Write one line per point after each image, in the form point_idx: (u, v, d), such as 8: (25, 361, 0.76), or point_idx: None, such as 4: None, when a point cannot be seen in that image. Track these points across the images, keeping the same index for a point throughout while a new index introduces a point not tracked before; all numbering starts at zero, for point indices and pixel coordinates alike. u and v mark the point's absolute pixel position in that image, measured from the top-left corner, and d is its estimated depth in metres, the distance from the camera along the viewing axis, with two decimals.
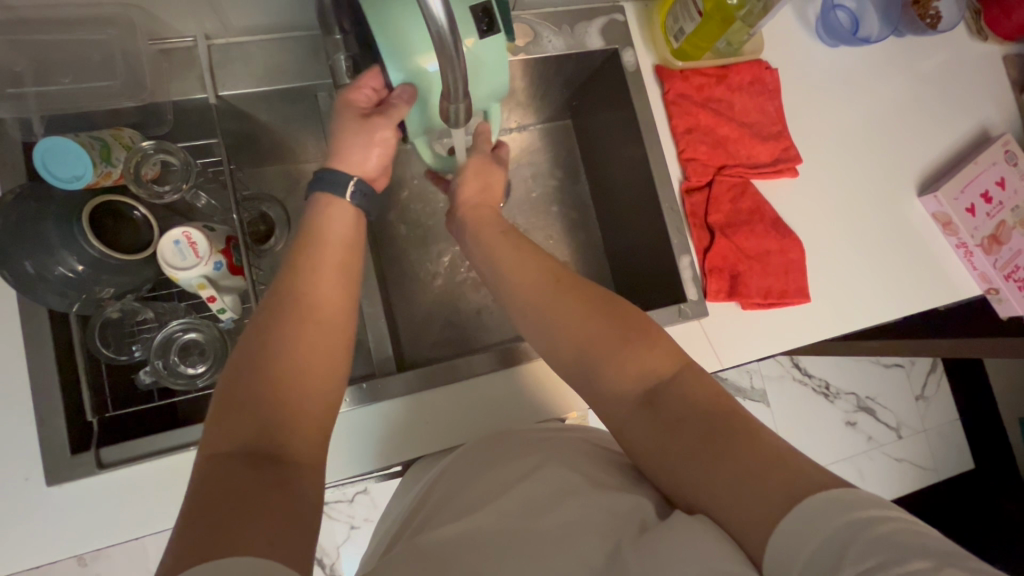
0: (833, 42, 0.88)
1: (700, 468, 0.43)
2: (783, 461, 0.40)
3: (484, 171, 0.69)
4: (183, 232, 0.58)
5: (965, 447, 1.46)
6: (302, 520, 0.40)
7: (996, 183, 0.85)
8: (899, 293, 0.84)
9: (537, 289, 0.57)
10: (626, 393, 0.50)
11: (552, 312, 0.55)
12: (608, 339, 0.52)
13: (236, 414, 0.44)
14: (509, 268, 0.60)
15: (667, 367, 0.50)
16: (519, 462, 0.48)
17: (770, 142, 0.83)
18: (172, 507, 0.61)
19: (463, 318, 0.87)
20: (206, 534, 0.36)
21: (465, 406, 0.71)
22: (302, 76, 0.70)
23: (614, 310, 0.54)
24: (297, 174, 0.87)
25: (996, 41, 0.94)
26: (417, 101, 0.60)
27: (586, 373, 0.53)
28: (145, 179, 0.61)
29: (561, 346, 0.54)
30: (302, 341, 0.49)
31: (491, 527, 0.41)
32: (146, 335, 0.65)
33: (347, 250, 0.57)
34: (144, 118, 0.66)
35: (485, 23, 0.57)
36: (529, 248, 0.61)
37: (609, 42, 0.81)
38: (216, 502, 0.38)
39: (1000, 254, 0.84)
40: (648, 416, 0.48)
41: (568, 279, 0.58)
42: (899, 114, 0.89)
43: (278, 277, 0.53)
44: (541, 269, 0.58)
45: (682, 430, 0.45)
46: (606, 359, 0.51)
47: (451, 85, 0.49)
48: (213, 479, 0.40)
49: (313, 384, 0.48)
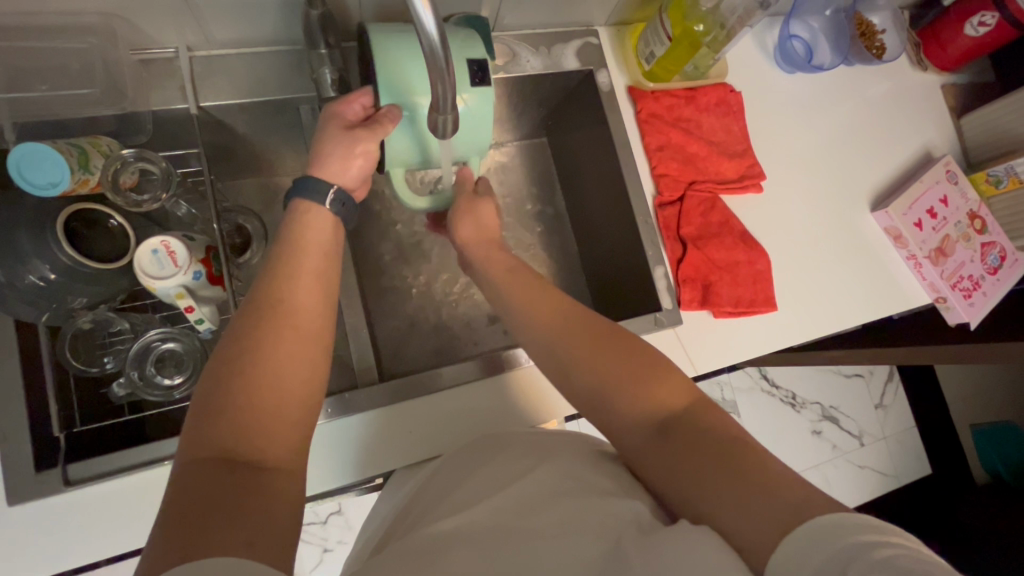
0: (789, 69, 0.95)
1: (705, 486, 0.44)
2: (797, 486, 0.42)
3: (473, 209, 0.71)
4: (161, 241, 0.58)
5: (922, 453, 1.53)
6: (277, 525, 0.39)
7: (939, 200, 0.93)
8: (857, 300, 0.89)
9: (554, 326, 0.58)
10: (645, 424, 0.50)
11: (571, 344, 0.56)
12: (622, 366, 0.53)
13: (212, 420, 0.42)
14: (529, 299, 0.62)
15: (681, 403, 0.51)
16: (513, 465, 0.48)
17: (736, 159, 0.87)
18: (147, 523, 0.59)
19: (444, 330, 0.88)
20: (180, 541, 0.35)
21: (445, 415, 0.71)
22: (285, 89, 0.71)
23: (632, 344, 0.55)
24: (275, 187, 0.87)
25: (935, 72, 1.03)
26: (405, 120, 0.64)
27: (599, 401, 0.53)
28: (123, 188, 0.60)
29: (577, 376, 0.55)
30: (282, 349, 0.47)
31: (490, 521, 0.42)
32: (120, 346, 0.64)
33: (326, 256, 0.56)
34: (121, 127, 0.66)
35: (478, 75, 0.64)
36: (540, 285, 0.64)
37: (584, 63, 0.85)
38: (197, 508, 0.37)
39: (946, 265, 0.91)
40: (664, 445, 0.49)
41: (584, 314, 0.59)
42: (851, 136, 0.96)
43: (258, 281, 0.51)
44: (561, 306, 0.60)
45: (693, 456, 0.46)
46: (632, 392, 0.51)
47: (441, 94, 0.50)
48: (191, 483, 0.39)
49: (294, 389, 0.46)
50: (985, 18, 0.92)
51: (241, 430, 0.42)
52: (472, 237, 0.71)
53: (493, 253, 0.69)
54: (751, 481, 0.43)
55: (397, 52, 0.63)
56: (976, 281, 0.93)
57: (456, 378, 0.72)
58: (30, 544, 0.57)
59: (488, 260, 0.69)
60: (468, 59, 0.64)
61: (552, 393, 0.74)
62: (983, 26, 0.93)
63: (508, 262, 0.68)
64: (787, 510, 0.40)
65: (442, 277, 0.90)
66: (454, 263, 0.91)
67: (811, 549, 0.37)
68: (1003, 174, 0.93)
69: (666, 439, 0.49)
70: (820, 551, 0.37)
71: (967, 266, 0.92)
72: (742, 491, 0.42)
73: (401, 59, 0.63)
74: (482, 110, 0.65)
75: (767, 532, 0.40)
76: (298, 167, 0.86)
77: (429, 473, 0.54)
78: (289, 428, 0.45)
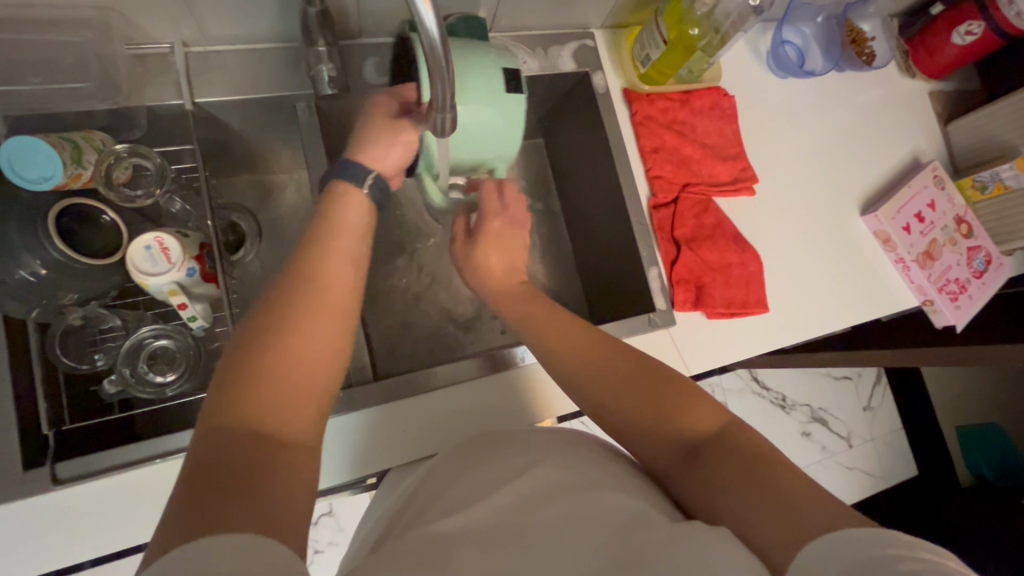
0: (781, 74, 0.96)
1: (729, 494, 0.46)
2: (813, 495, 0.43)
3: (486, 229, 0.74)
4: (155, 237, 0.58)
5: (909, 455, 1.55)
6: (296, 505, 0.39)
7: (927, 205, 0.95)
8: (849, 303, 0.90)
9: (579, 347, 0.60)
10: (676, 443, 0.51)
11: (595, 364, 0.58)
12: (646, 383, 0.55)
13: (245, 385, 0.43)
14: (557, 323, 0.64)
15: (711, 425, 0.51)
16: (512, 462, 0.49)
17: (729, 162, 0.88)
18: (136, 522, 0.59)
19: (438, 329, 0.88)
20: (201, 511, 0.35)
21: (441, 414, 0.71)
22: (281, 86, 0.70)
23: (657, 367, 0.56)
24: (270, 185, 0.87)
25: (923, 79, 1.05)
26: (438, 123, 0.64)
27: (624, 420, 0.54)
28: (116, 183, 0.60)
29: (599, 391, 0.56)
30: (310, 327, 0.48)
31: (492, 519, 0.43)
32: (111, 344, 0.63)
33: (355, 244, 0.58)
34: (116, 121, 0.65)
35: (514, 83, 0.66)
36: (562, 315, 0.66)
37: (580, 65, 0.86)
38: (217, 479, 0.37)
39: (934, 268, 0.93)
40: (694, 468, 0.49)
41: (606, 339, 0.61)
42: (842, 141, 0.97)
43: (297, 259, 0.54)
44: (585, 332, 0.63)
45: (718, 469, 0.48)
46: (661, 413, 0.52)
47: (439, 95, 0.51)
48: (212, 453, 0.38)
49: (316, 372, 0.47)
50: (972, 27, 0.94)
51: (270, 401, 0.43)
52: (497, 269, 0.74)
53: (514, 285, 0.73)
54: (776, 488, 0.44)
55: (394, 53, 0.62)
56: (962, 284, 0.95)
57: (452, 376, 0.72)
58: (16, 544, 0.56)
59: (511, 296, 0.72)
60: (504, 69, 0.66)
61: (547, 393, 0.74)
62: (969, 35, 0.94)
63: (533, 297, 0.70)
64: (810, 514, 0.42)
65: (436, 278, 0.90)
66: (448, 263, 0.91)
67: (834, 557, 0.38)
68: (989, 180, 0.96)
69: (694, 457, 0.50)
70: (844, 559, 0.37)
71: (954, 270, 0.94)
72: (767, 500, 0.44)
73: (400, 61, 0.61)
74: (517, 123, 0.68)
75: (792, 533, 0.41)
76: (293, 165, 0.86)
77: (428, 471, 0.54)
78: (310, 411, 0.45)
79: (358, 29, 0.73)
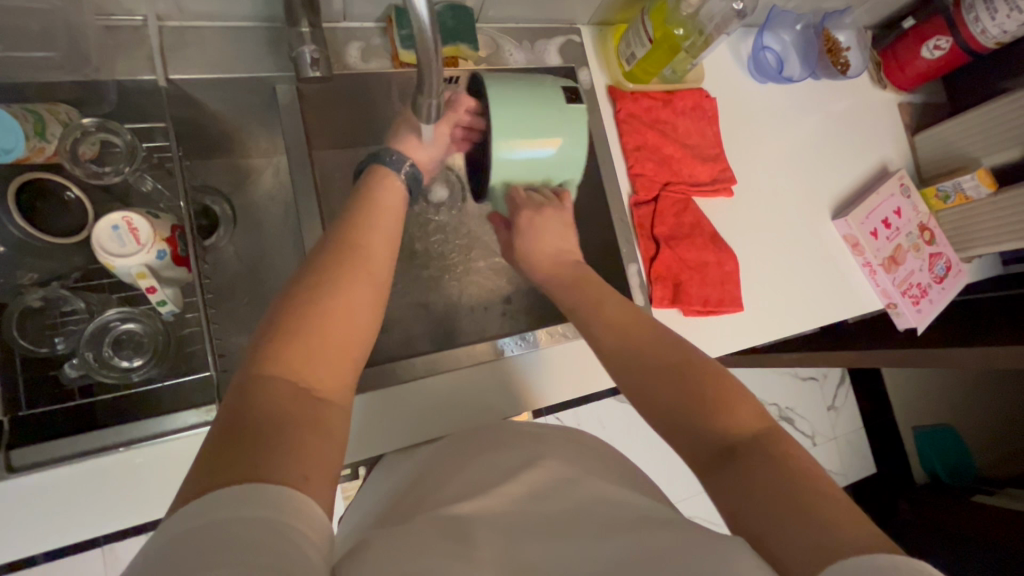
0: (761, 79, 0.98)
1: (755, 491, 0.45)
2: (846, 512, 0.42)
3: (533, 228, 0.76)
4: (123, 217, 0.56)
5: (869, 453, 1.61)
6: (327, 466, 0.39)
7: (893, 212, 0.99)
8: (819, 303, 0.93)
9: (638, 330, 0.61)
10: (714, 435, 0.50)
11: (646, 349, 0.59)
12: (695, 374, 0.54)
13: (288, 341, 0.43)
14: (611, 315, 0.64)
15: (754, 427, 0.50)
16: (518, 454, 0.51)
17: (710, 163, 0.90)
18: (102, 509, 0.59)
19: (418, 323, 0.86)
20: (234, 459, 0.35)
21: (420, 407, 0.71)
22: (260, 66, 0.68)
23: (703, 364, 0.56)
24: (245, 169, 0.84)
25: (893, 91, 1.08)
26: (518, 144, 0.69)
27: (665, 404, 0.54)
28: (82, 159, 0.58)
29: (648, 373, 0.56)
30: (353, 296, 0.49)
31: (478, 515, 0.42)
32: (73, 327, 0.60)
33: (392, 215, 0.60)
34: (84, 95, 0.62)
35: (572, 94, 0.71)
36: (618, 303, 0.66)
37: (566, 60, 0.86)
38: (250, 429, 0.37)
39: (897, 273, 0.97)
40: (724, 466, 0.48)
41: (657, 332, 0.61)
42: (816, 146, 1.00)
43: (335, 228, 0.55)
44: (641, 319, 0.63)
45: (751, 471, 0.46)
46: (707, 409, 0.51)
47: (428, 78, 0.50)
48: (250, 400, 0.39)
49: (350, 332, 0.47)
50: (940, 42, 0.98)
51: (308, 361, 0.43)
52: (546, 259, 0.76)
53: (560, 274, 0.75)
54: (808, 500, 0.43)
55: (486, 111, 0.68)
56: (923, 289, 0.99)
57: (430, 368, 0.71)
58: None
59: (562, 279, 0.74)
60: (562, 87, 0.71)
61: (529, 387, 0.75)
62: (937, 50, 0.99)
63: (586, 286, 0.70)
64: (829, 517, 0.41)
65: (415, 272, 0.89)
66: (427, 256, 0.90)
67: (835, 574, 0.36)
68: (951, 191, 1.01)
69: (721, 461, 0.49)
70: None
71: (916, 274, 0.99)
72: (795, 507, 0.42)
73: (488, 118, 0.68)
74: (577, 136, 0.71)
75: (811, 544, 0.40)
76: (270, 149, 0.83)
77: (427, 465, 0.56)
78: (346, 370, 0.46)
79: (342, 12, 0.72)
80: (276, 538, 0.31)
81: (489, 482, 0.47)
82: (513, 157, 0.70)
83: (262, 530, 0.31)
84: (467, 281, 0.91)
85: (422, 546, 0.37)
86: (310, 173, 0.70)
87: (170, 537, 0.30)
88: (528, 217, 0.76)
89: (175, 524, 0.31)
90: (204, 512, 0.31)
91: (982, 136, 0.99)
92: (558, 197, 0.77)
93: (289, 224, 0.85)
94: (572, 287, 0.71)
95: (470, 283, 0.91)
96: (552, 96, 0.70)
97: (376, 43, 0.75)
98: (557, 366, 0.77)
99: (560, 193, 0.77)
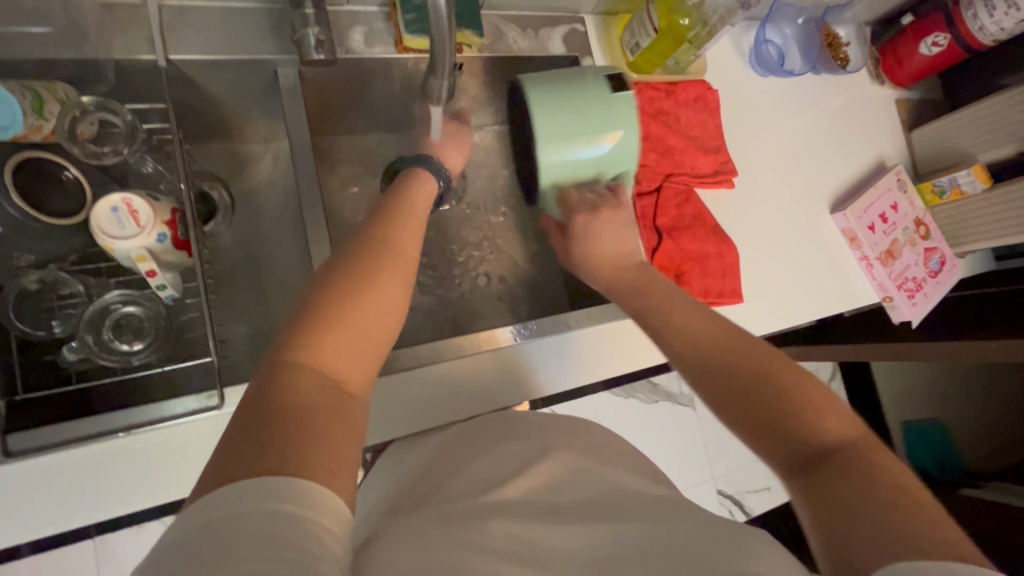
0: (763, 72, 0.98)
1: (849, 504, 0.43)
2: (946, 531, 0.40)
3: (590, 229, 0.74)
4: (122, 198, 0.55)
5: None
6: (349, 460, 0.38)
7: (890, 207, 1.00)
8: (817, 296, 0.94)
9: (710, 328, 0.58)
10: (803, 443, 0.48)
11: (722, 347, 0.56)
12: (780, 376, 0.52)
13: (311, 333, 0.41)
14: (682, 317, 0.60)
15: (844, 436, 0.48)
16: (534, 449, 0.50)
17: (711, 155, 0.90)
18: (102, 496, 0.59)
19: (419, 312, 0.86)
20: (253, 449, 0.35)
21: (423, 395, 0.71)
22: (262, 49, 0.67)
23: (800, 376, 0.52)
24: (244, 155, 0.83)
25: (891, 87, 1.09)
26: (573, 138, 0.75)
27: (747, 409, 0.51)
28: (81, 139, 0.56)
29: (726, 375, 0.53)
30: (380, 292, 0.46)
31: (490, 504, 0.42)
32: (71, 311, 0.59)
33: (419, 220, 0.57)
34: (81, 74, 0.61)
35: (615, 83, 0.76)
36: (684, 301, 0.63)
37: (570, 49, 0.85)
38: (273, 425, 0.36)
39: (894, 267, 0.98)
40: (815, 476, 0.46)
41: (737, 331, 0.57)
42: (816, 139, 1.01)
43: (365, 226, 0.53)
44: (712, 317, 0.60)
45: (845, 484, 0.44)
46: (796, 416, 0.49)
47: (440, 56, 0.49)
48: (275, 391, 0.38)
49: (377, 328, 0.45)
50: (938, 38, 0.99)
51: (332, 355, 0.41)
52: (605, 263, 0.73)
53: (622, 275, 0.71)
54: (907, 517, 0.41)
55: (540, 107, 0.74)
56: (919, 283, 1.00)
57: (433, 357, 0.71)
58: None
59: (625, 280, 0.70)
60: (604, 78, 0.77)
61: (528, 375, 0.76)
62: (935, 46, 0.99)
63: (646, 285, 0.68)
64: (941, 542, 0.39)
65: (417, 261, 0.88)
66: (429, 246, 0.89)
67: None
68: (947, 186, 1.02)
69: (813, 479, 0.46)
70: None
71: (912, 269, 1.00)
72: (895, 523, 0.40)
73: (542, 113, 0.74)
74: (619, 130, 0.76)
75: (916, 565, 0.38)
76: (271, 135, 0.82)
77: (435, 454, 0.56)
78: (370, 367, 0.44)
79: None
80: (294, 535, 0.31)
81: (502, 474, 0.47)
82: (561, 158, 0.76)
83: (283, 524, 0.31)
84: (468, 271, 0.91)
85: (441, 536, 0.38)
86: (312, 159, 0.69)
87: (197, 524, 0.31)
88: (584, 219, 0.74)
89: (199, 514, 0.31)
90: (230, 506, 0.31)
91: (978, 133, 1.00)
92: (613, 192, 0.77)
93: (288, 211, 0.83)
94: (633, 290, 0.68)
95: (471, 273, 0.91)
96: (591, 92, 0.75)
97: (379, 27, 0.74)
98: (554, 353, 0.77)
99: (616, 189, 0.78)
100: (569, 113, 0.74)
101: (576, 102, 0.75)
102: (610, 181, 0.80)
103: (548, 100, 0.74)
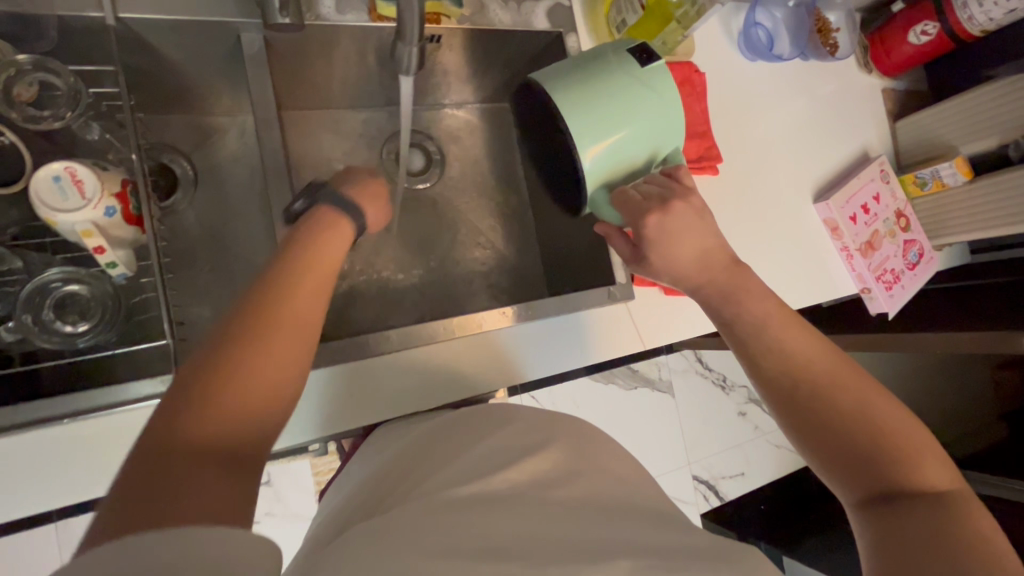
0: (751, 55, 0.96)
1: (929, 547, 0.46)
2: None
3: (666, 231, 0.60)
4: (65, 167, 0.51)
5: None
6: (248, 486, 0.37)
7: (873, 197, 0.99)
8: (796, 287, 0.94)
9: (812, 355, 0.57)
10: (887, 482, 0.51)
11: (824, 379, 0.55)
12: (874, 418, 0.53)
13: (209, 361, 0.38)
14: (779, 331, 0.58)
15: (929, 484, 0.50)
16: (502, 450, 0.48)
17: (696, 140, 0.88)
18: (54, 481, 0.57)
19: (396, 295, 0.84)
20: (143, 491, 0.33)
21: (396, 383, 0.69)
22: (221, 10, 0.62)
23: (893, 418, 0.53)
24: (208, 126, 0.79)
25: (878, 76, 1.07)
26: (612, 124, 0.62)
27: (836, 442, 0.53)
28: (18, 101, 0.53)
29: (822, 407, 0.54)
30: (286, 312, 0.41)
31: (456, 506, 0.41)
32: (9, 289, 0.56)
33: (339, 238, 0.50)
34: (19, 30, 0.56)
35: (643, 53, 0.65)
36: (786, 314, 0.59)
37: (554, 25, 0.80)
38: (162, 464, 0.34)
39: (873, 258, 0.98)
40: (895, 511, 0.49)
41: (836, 360, 0.57)
42: (802, 126, 1.00)
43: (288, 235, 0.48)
44: (813, 342, 0.58)
45: (925, 526, 0.47)
46: (886, 457, 0.52)
47: (409, 8, 0.46)
48: (172, 426, 0.35)
49: (292, 348, 0.41)
50: (927, 27, 0.97)
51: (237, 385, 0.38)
52: (686, 265, 0.61)
53: (710, 275, 0.61)
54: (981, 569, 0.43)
55: (567, 101, 0.63)
56: (896, 275, 1.00)
57: (405, 344, 0.68)
58: None
59: (716, 281, 0.61)
60: (629, 50, 0.65)
61: (501, 364, 0.74)
62: (924, 35, 0.98)
63: (739, 287, 0.60)
64: None
65: (394, 243, 0.85)
66: (406, 228, 0.87)
67: None
68: (929, 178, 1.01)
69: (887, 511, 0.50)
70: None
71: (891, 260, 1.00)
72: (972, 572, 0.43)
73: (574, 105, 0.63)
74: (670, 99, 0.63)
75: None
76: (235, 105, 0.78)
77: (404, 452, 0.54)
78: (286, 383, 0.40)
79: None
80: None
81: (470, 473, 0.46)
82: (609, 146, 0.63)
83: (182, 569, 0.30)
84: (444, 254, 0.88)
85: (402, 538, 0.37)
86: (279, 133, 0.65)
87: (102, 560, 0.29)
88: (659, 222, 0.60)
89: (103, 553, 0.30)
90: (114, 550, 0.30)
91: (962, 123, 1.00)
92: (671, 175, 0.64)
93: (252, 189, 0.79)
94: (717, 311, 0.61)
95: (448, 256, 0.88)
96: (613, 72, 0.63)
97: None
98: (529, 339, 0.76)
99: (673, 170, 0.64)
100: (604, 97, 0.62)
101: (616, 90, 0.63)
102: (665, 161, 0.67)
103: (578, 90, 0.63)
